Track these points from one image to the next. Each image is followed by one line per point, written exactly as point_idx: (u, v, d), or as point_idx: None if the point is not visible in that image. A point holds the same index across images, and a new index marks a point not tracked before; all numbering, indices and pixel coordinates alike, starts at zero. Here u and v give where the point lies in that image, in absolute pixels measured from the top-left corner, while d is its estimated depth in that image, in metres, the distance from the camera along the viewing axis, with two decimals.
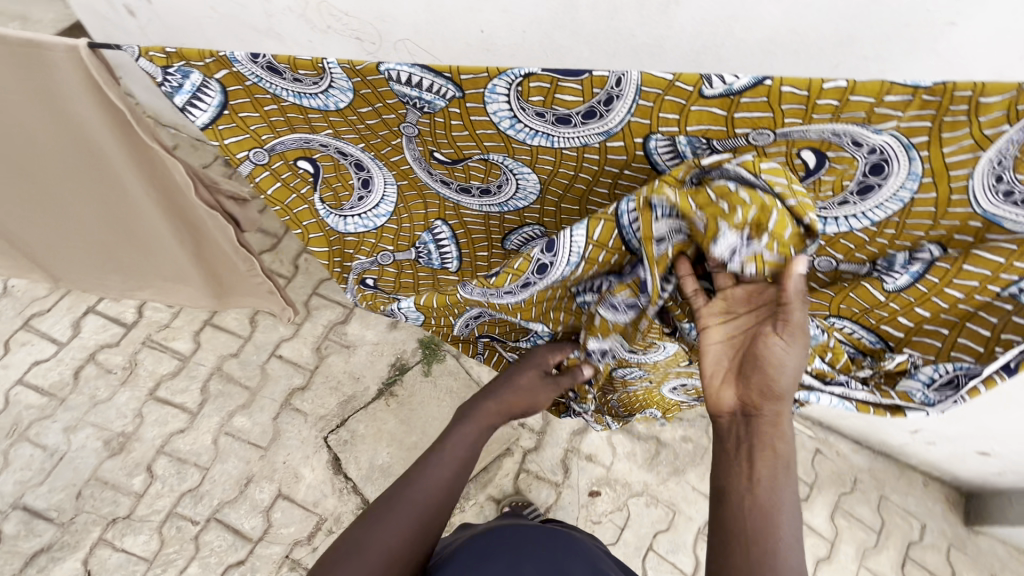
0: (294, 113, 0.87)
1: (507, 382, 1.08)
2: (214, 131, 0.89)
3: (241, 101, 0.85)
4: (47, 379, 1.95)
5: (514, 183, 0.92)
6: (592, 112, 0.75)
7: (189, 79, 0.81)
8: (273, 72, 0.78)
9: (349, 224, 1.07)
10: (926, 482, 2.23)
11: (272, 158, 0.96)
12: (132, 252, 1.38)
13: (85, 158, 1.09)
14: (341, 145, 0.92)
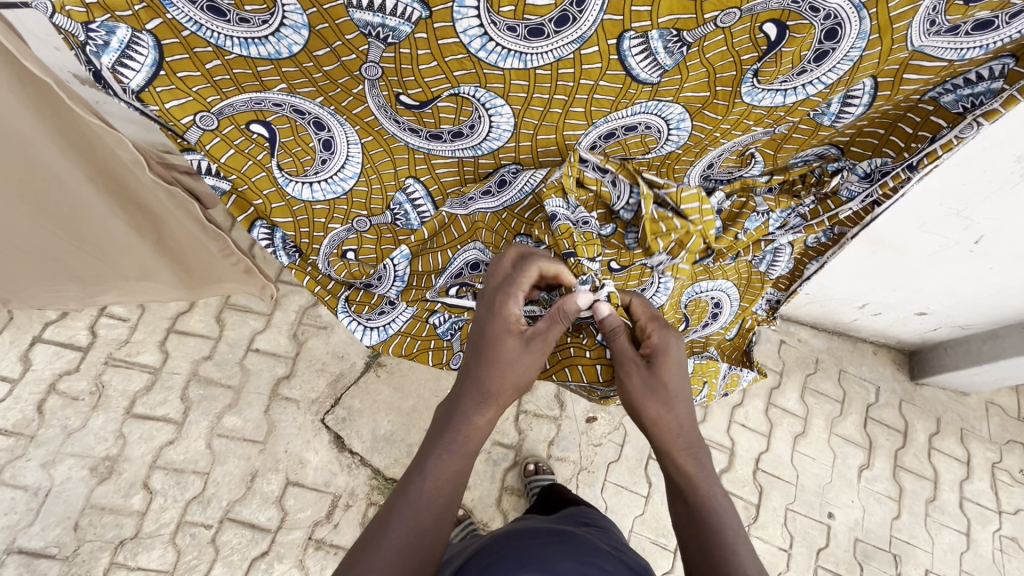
0: (234, 68, 0.77)
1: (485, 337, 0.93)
2: (150, 95, 0.78)
3: (178, 58, 0.75)
4: (8, 420, 1.83)
5: (487, 123, 0.86)
6: (565, 17, 0.67)
7: (116, 35, 0.71)
8: (216, 13, 0.70)
9: (315, 191, 0.97)
10: (875, 350, 2.49)
11: (221, 122, 0.85)
12: (87, 258, 1.31)
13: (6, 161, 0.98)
14: (295, 100, 0.83)
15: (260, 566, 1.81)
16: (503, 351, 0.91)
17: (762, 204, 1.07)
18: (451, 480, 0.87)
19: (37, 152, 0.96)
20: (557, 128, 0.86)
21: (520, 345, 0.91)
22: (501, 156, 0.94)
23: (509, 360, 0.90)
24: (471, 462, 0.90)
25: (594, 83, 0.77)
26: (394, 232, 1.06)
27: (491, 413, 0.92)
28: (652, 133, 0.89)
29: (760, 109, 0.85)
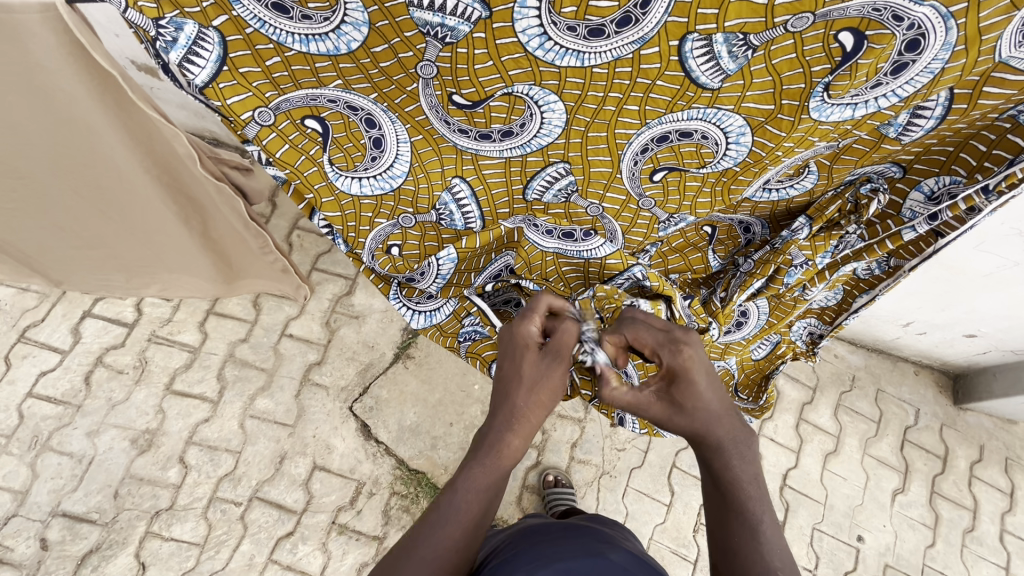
0: (295, 63, 0.77)
1: (516, 368, 0.91)
2: (214, 90, 0.80)
3: (242, 54, 0.76)
4: (58, 389, 1.92)
5: (539, 120, 0.85)
6: (627, 19, 0.66)
7: (184, 31, 0.73)
8: (280, 10, 0.71)
9: (364, 187, 0.98)
10: (916, 371, 2.39)
11: (278, 118, 0.86)
12: (136, 247, 1.36)
13: (70, 146, 1.01)
14: (351, 98, 0.83)
15: (285, 546, 1.86)
16: (526, 369, 0.90)
17: (798, 255, 1.07)
18: (479, 493, 0.86)
19: (101, 142, 0.99)
20: (608, 126, 0.84)
21: (538, 362, 0.91)
22: (550, 154, 0.91)
23: (535, 380, 0.89)
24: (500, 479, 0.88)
25: (650, 83, 0.75)
26: (436, 230, 1.07)
27: (521, 434, 0.89)
28: (709, 144, 0.86)
29: (826, 125, 0.80)
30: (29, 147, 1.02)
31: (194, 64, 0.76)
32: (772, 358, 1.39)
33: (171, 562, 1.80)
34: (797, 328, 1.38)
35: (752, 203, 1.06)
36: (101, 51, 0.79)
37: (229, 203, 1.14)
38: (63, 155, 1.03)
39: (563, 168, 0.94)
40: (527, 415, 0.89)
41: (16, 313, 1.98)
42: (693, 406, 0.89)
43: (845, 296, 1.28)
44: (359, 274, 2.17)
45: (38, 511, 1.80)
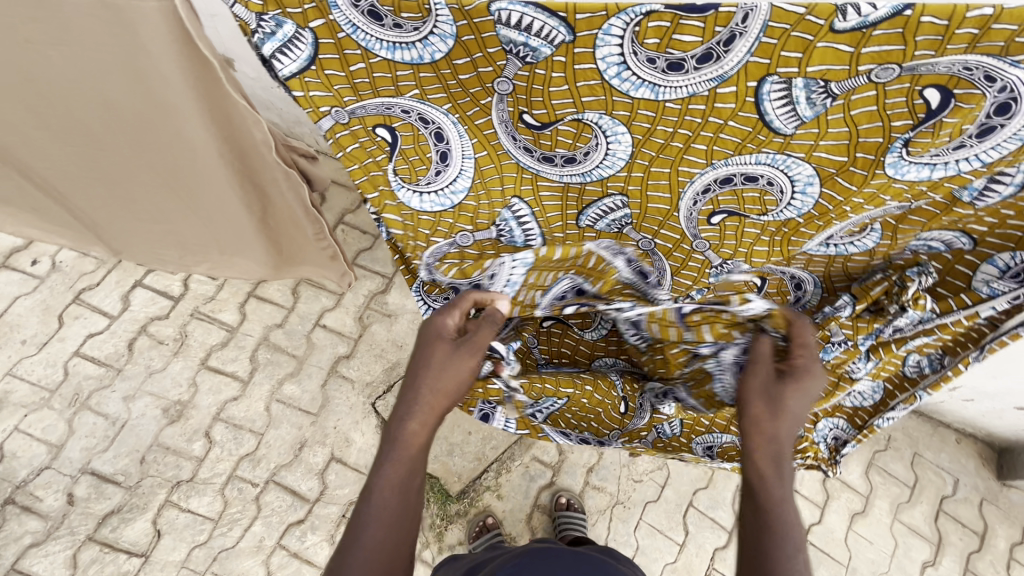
0: (377, 69, 0.81)
1: (421, 364, 0.93)
2: (299, 83, 0.84)
3: (330, 56, 0.80)
4: (103, 351, 2.01)
5: (603, 150, 0.86)
6: (708, 55, 0.68)
7: (282, 28, 0.77)
8: (374, 18, 0.74)
9: (424, 201, 0.99)
10: (959, 439, 2.26)
11: (352, 121, 0.90)
12: (194, 225, 1.42)
13: (153, 126, 1.07)
14: (426, 110, 0.86)
15: (294, 533, 1.87)
16: (434, 358, 0.93)
17: (837, 332, 1.05)
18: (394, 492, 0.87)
19: (183, 125, 1.05)
20: (672, 162, 0.85)
21: (450, 351, 0.94)
22: (608, 186, 0.93)
23: (443, 369, 0.92)
24: (413, 474, 0.89)
25: (722, 124, 0.76)
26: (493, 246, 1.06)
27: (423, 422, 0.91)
28: (773, 191, 0.85)
29: (900, 183, 0.79)
30: (117, 124, 1.08)
31: (289, 50, 0.80)
32: (788, 442, 1.26)
33: (185, 534, 1.84)
34: (821, 427, 1.26)
35: (807, 255, 1.01)
36: (206, 42, 0.84)
37: (295, 190, 1.20)
38: (145, 134, 1.09)
39: (621, 206, 0.96)
40: (431, 399, 0.91)
41: (74, 277, 2.09)
42: (790, 409, 0.88)
43: (885, 394, 1.16)
44: (396, 274, 2.21)
45: (70, 467, 1.87)
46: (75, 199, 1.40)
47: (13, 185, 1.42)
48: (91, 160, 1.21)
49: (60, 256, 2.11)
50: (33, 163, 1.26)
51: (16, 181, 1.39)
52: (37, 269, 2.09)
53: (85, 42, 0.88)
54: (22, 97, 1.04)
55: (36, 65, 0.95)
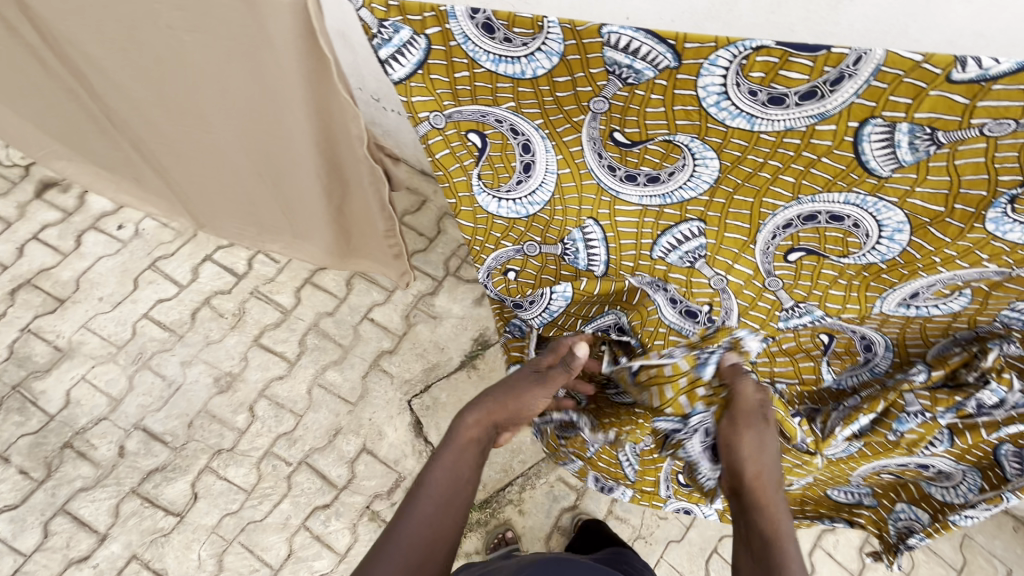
0: (478, 82, 0.86)
1: (503, 382, 1.13)
2: (405, 87, 0.89)
3: (438, 62, 0.85)
4: (169, 316, 2.14)
5: (688, 172, 0.90)
6: (814, 93, 0.71)
7: (399, 34, 0.81)
8: (487, 31, 0.78)
9: (501, 207, 1.05)
10: (1017, 527, 2.10)
11: (448, 124, 0.95)
12: (275, 209, 1.52)
13: (259, 115, 1.16)
14: (518, 122, 0.91)
15: (319, 516, 1.91)
16: (514, 380, 1.13)
17: (913, 402, 1.03)
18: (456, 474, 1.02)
19: (286, 117, 1.13)
20: (757, 193, 0.89)
21: (527, 379, 1.13)
22: (688, 211, 0.96)
23: (521, 393, 1.10)
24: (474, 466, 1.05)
25: (816, 158, 0.79)
26: (557, 263, 1.13)
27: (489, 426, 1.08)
28: (858, 234, 0.88)
29: (1000, 242, 0.81)
30: (227, 109, 1.18)
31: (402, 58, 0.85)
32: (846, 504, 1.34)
33: (219, 501, 1.89)
34: (899, 510, 1.24)
35: (885, 316, 1.03)
36: (326, 40, 0.92)
37: (376, 185, 1.27)
38: (251, 122, 1.19)
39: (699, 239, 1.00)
40: (498, 408, 1.09)
41: (153, 245, 2.25)
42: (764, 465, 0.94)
43: (979, 493, 1.06)
44: (446, 278, 2.27)
45: (124, 421, 1.96)
46: (173, 173, 1.52)
47: (121, 151, 1.56)
48: (195, 137, 1.31)
49: (144, 224, 2.28)
50: (144, 134, 1.38)
51: (123, 147, 1.52)
52: (121, 234, 2.26)
53: (217, 30, 0.98)
54: (150, 74, 1.15)
55: (168, 47, 1.05)
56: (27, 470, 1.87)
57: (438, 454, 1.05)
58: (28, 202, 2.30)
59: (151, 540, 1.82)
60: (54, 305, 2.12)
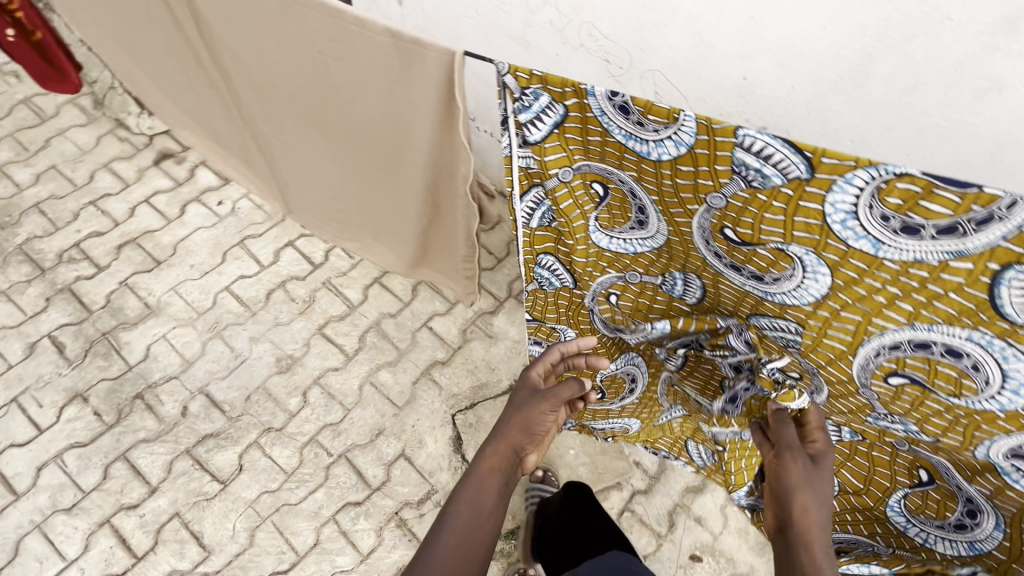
0: (608, 151, 1.01)
1: (513, 403, 1.29)
2: (540, 148, 1.06)
3: (573, 125, 1.00)
4: (247, 293, 2.27)
5: (795, 282, 1.00)
6: (952, 229, 0.78)
7: (539, 101, 0.98)
8: (623, 111, 0.92)
9: (611, 243, 1.20)
10: None
11: (575, 177, 1.10)
12: (365, 215, 1.60)
13: (379, 136, 1.24)
14: (637, 188, 1.06)
15: (349, 513, 1.93)
16: (518, 399, 1.30)
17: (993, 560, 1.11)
18: (488, 493, 1.15)
19: (404, 143, 1.20)
20: (866, 313, 0.96)
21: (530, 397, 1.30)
22: (788, 311, 1.07)
23: (525, 407, 1.27)
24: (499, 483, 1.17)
25: (942, 292, 0.85)
26: (655, 292, 1.28)
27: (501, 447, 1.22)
28: (974, 375, 0.92)
29: None
30: (352, 125, 1.26)
31: (537, 124, 1.02)
32: None
33: (261, 477, 1.94)
34: None
35: (1000, 481, 1.07)
36: (459, 81, 0.98)
37: (467, 221, 1.31)
38: (369, 140, 1.27)
39: (794, 329, 1.09)
40: (510, 428, 1.24)
41: (245, 224, 2.42)
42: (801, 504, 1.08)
43: None
44: (508, 299, 2.30)
45: (191, 383, 2.07)
46: (282, 166, 1.63)
47: (241, 139, 1.69)
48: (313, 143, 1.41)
49: (240, 204, 2.45)
50: (267, 133, 1.50)
51: (246, 140, 1.66)
52: (220, 210, 2.44)
53: (362, 56, 1.06)
54: (289, 85, 1.26)
55: (314, 65, 1.16)
56: (99, 413, 1.99)
57: (463, 482, 1.16)
58: (145, 168, 2.53)
59: (192, 503, 1.88)
60: (152, 265, 2.30)
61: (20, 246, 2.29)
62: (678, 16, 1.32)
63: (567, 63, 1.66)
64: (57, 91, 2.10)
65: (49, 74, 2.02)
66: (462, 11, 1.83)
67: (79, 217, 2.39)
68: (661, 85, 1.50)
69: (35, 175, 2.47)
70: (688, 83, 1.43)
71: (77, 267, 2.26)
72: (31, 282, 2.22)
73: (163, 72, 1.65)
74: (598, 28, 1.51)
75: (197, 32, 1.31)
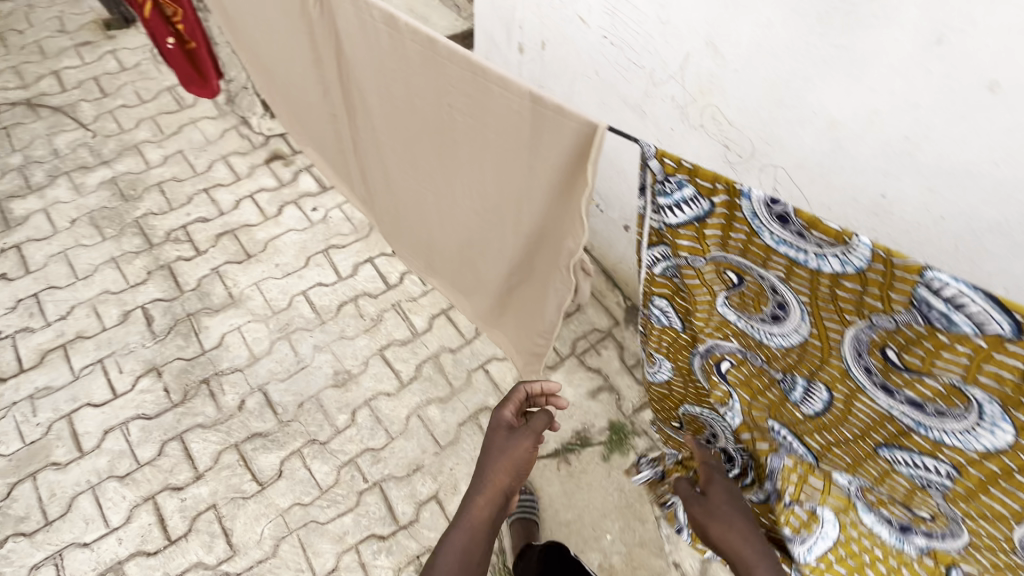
0: (751, 253, 0.95)
1: (492, 447, 1.28)
2: (674, 232, 1.01)
3: (717, 220, 0.94)
4: (321, 301, 2.34)
5: (964, 423, 0.89)
6: None
7: (683, 190, 0.93)
8: (782, 221, 0.86)
9: (740, 321, 1.10)
10: None
11: (706, 264, 1.04)
12: (452, 260, 1.59)
13: (490, 193, 1.22)
14: (781, 286, 0.96)
15: (372, 545, 1.89)
16: (495, 440, 1.30)
17: None
18: (473, 544, 1.18)
19: (514, 205, 1.18)
20: None
21: (506, 437, 1.30)
22: (941, 449, 0.95)
23: (507, 450, 1.26)
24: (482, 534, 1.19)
25: None
26: (770, 384, 1.16)
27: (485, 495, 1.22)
28: None
29: None
30: (464, 177, 1.25)
31: (681, 206, 0.95)
32: None
33: (297, 487, 1.96)
34: None
35: None
36: (594, 161, 0.93)
37: (559, 294, 1.25)
38: (478, 194, 1.25)
39: (945, 469, 0.97)
40: (494, 476, 1.25)
41: (333, 233, 2.52)
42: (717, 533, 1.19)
43: None
44: (568, 357, 2.28)
45: (253, 379, 2.15)
46: (381, 197, 1.66)
47: (347, 164, 1.74)
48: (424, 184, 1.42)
49: (332, 214, 2.57)
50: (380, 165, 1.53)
51: (355, 167, 1.69)
52: (313, 216, 2.56)
53: (496, 118, 1.04)
54: (415, 129, 1.27)
55: (445, 116, 1.15)
56: (167, 390, 2.09)
57: (450, 532, 1.19)
58: (256, 166, 2.71)
59: (230, 498, 1.92)
60: (243, 257, 2.43)
61: (136, 219, 2.49)
62: (816, 119, 1.24)
63: (682, 140, 1.61)
64: (199, 95, 2.32)
65: (193, 81, 2.25)
66: (583, 69, 1.86)
67: (191, 201, 2.58)
68: (782, 182, 1.41)
69: (163, 156, 2.71)
70: (814, 186, 1.33)
71: (179, 247, 2.43)
72: (138, 254, 2.40)
73: (291, 92, 1.73)
74: (724, 113, 1.45)
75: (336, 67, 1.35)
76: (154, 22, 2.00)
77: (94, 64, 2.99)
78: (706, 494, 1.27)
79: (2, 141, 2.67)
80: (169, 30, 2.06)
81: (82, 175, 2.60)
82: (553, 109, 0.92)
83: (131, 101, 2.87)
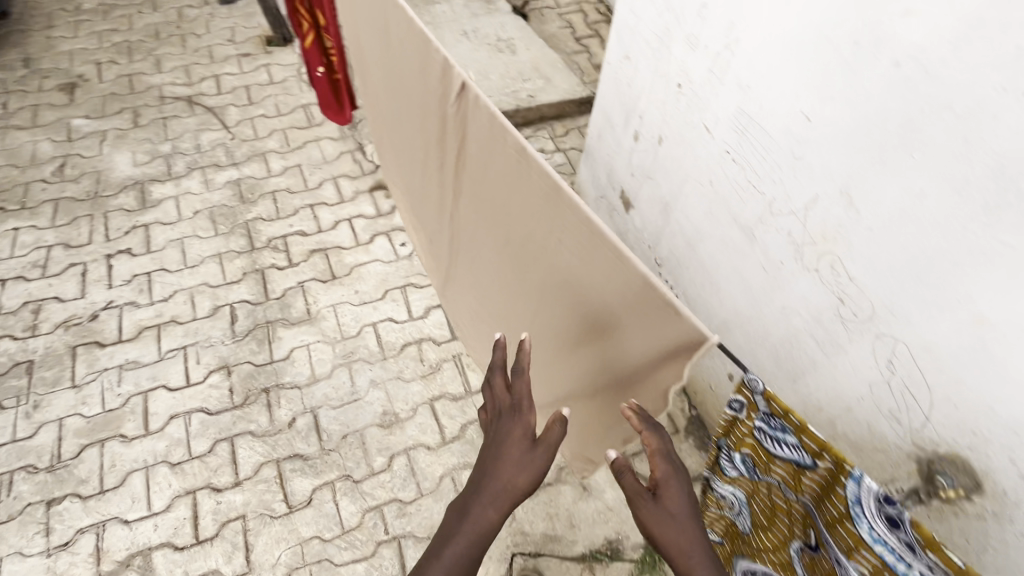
0: (843, 526, 0.98)
1: (506, 453, 1.22)
2: (772, 462, 1.08)
3: (818, 479, 0.99)
4: (387, 337, 2.39)
5: None
6: None
7: (789, 440, 1.01)
8: (886, 521, 0.90)
9: (806, 558, 1.14)
10: None
11: (794, 501, 1.10)
12: (518, 349, 1.66)
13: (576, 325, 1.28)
14: (856, 564, 0.99)
15: None
16: (512, 446, 1.23)
17: None
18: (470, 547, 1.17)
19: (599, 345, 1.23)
20: None
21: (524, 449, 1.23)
22: None
23: (520, 463, 1.21)
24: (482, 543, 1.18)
25: None
26: None
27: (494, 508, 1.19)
28: None
29: None
30: (553, 302, 1.31)
31: (783, 447, 1.03)
32: None
33: (321, 520, 1.98)
34: None
35: None
36: (695, 359, 0.98)
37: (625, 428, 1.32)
38: (562, 320, 1.31)
39: None
40: (504, 487, 1.20)
41: (414, 272, 2.59)
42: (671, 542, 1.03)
43: None
44: None
45: (308, 400, 2.22)
46: (462, 274, 1.75)
47: (435, 233, 1.83)
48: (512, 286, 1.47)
49: None
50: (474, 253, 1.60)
51: (445, 241, 1.76)
52: (400, 250, 2.66)
53: (606, 280, 1.09)
54: (518, 246, 1.32)
55: (552, 252, 1.20)
56: (232, 391, 2.22)
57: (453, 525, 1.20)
58: (361, 192, 2.86)
59: (259, 514, 1.97)
60: (328, 278, 2.55)
61: (246, 221, 2.71)
62: (951, 308, 1.12)
63: (790, 277, 1.50)
64: (339, 123, 2.40)
65: (332, 106, 2.34)
66: (696, 175, 1.81)
67: (297, 213, 2.76)
68: (902, 358, 1.26)
69: (284, 167, 2.94)
70: (941, 376, 1.18)
71: (275, 256, 2.60)
72: (240, 254, 2.60)
73: (400, 159, 1.80)
74: (847, 265, 1.32)
75: (454, 167, 1.41)
76: (311, 52, 2.09)
77: (249, 74, 3.34)
78: (659, 496, 1.06)
79: (158, 129, 3.02)
80: (322, 60, 2.13)
81: (213, 172, 2.88)
82: (668, 306, 0.97)
83: (271, 112, 3.16)
